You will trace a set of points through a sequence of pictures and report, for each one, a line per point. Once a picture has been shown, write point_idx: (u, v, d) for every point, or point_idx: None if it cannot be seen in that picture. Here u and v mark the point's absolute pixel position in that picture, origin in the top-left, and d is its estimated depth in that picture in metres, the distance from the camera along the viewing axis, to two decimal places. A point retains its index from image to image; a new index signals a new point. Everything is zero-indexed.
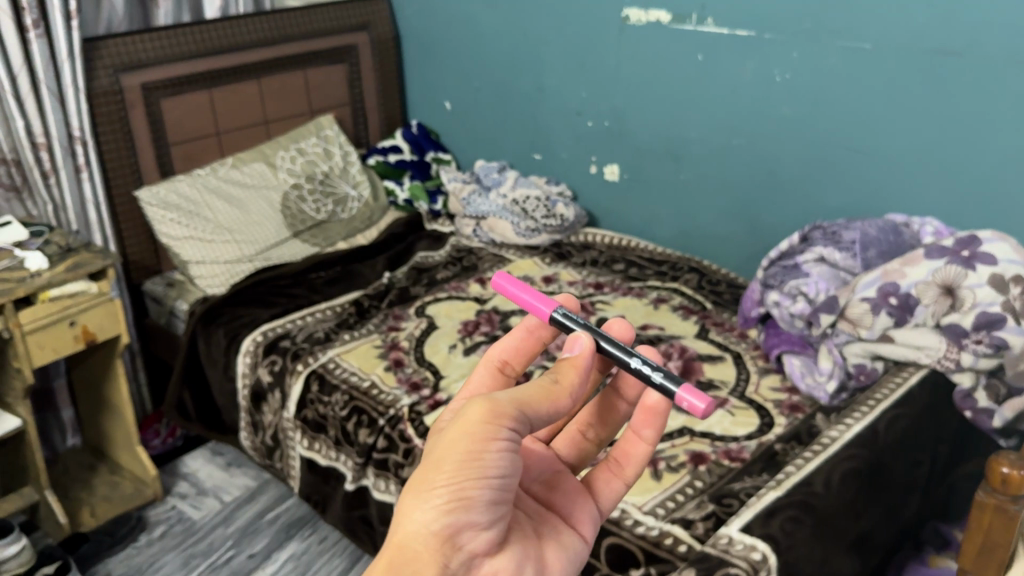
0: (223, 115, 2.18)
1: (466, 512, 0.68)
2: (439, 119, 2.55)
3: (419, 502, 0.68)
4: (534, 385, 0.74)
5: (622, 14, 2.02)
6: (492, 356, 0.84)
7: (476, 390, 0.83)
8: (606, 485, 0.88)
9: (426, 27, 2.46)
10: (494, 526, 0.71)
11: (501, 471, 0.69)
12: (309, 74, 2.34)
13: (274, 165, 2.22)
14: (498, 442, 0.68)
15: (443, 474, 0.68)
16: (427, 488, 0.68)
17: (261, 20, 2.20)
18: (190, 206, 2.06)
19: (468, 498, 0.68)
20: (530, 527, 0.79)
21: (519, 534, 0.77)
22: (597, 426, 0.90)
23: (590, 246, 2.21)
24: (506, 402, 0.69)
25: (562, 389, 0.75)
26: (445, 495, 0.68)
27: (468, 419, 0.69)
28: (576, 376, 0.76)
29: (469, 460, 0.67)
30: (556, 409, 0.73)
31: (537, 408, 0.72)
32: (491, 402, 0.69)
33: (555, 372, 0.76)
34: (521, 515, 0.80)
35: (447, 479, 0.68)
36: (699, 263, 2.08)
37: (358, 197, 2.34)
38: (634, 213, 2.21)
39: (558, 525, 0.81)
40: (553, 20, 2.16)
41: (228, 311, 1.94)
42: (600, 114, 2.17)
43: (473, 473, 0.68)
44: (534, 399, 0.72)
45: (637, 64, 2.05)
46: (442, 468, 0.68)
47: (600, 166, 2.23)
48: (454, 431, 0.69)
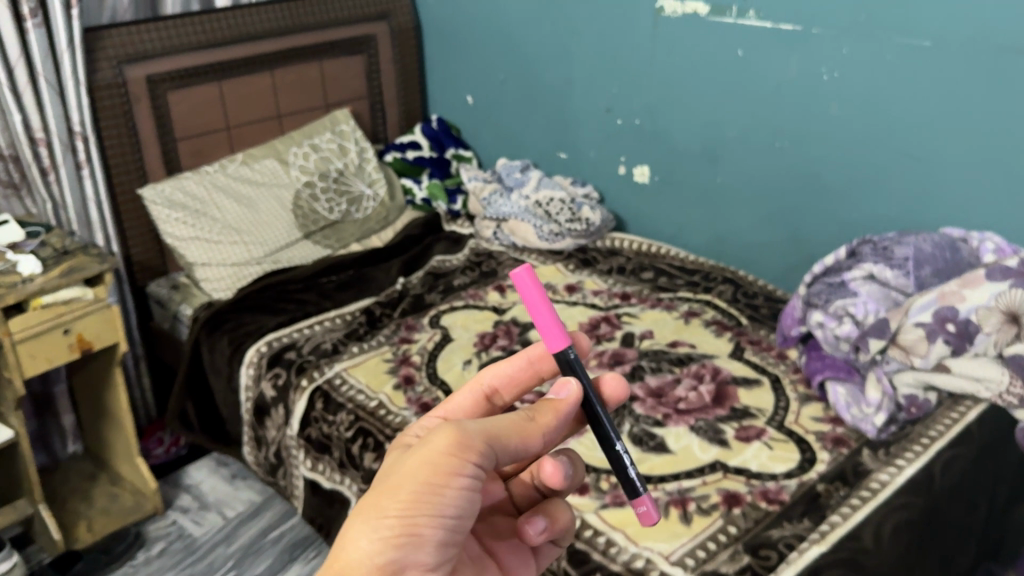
0: (234, 109, 2.07)
1: (416, 548, 0.66)
2: (460, 113, 2.43)
3: (367, 528, 0.65)
4: (505, 419, 0.72)
5: (656, 5, 1.89)
6: (482, 380, 0.83)
7: (455, 411, 0.83)
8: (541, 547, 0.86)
9: (448, 17, 2.33)
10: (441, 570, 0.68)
11: (458, 511, 0.67)
12: (325, 66, 2.22)
13: (286, 162, 2.11)
14: (460, 479, 0.67)
15: (398, 500, 0.66)
16: (378, 514, 0.66)
17: (274, 8, 2.08)
18: (198, 205, 1.96)
19: (420, 534, 0.66)
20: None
21: None
22: None
23: (617, 251, 2.08)
24: (475, 435, 0.69)
25: (536, 428, 0.73)
26: (394, 527, 0.65)
27: (432, 448, 0.67)
28: (555, 418, 0.74)
29: (426, 492, 0.66)
30: (523, 449, 0.71)
31: (508, 442, 0.70)
32: (459, 432, 0.69)
33: (532, 410, 0.74)
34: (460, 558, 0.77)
35: (402, 508, 0.65)
36: (735, 273, 1.94)
37: (373, 196, 2.23)
38: (663, 217, 2.08)
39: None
40: (583, 11, 2.02)
41: (233, 317, 1.83)
42: (630, 111, 2.04)
43: (431, 507, 0.66)
44: (504, 433, 0.71)
45: (672, 60, 1.91)
46: (398, 494, 0.66)
47: (629, 166, 2.09)
48: (417, 458, 0.67)
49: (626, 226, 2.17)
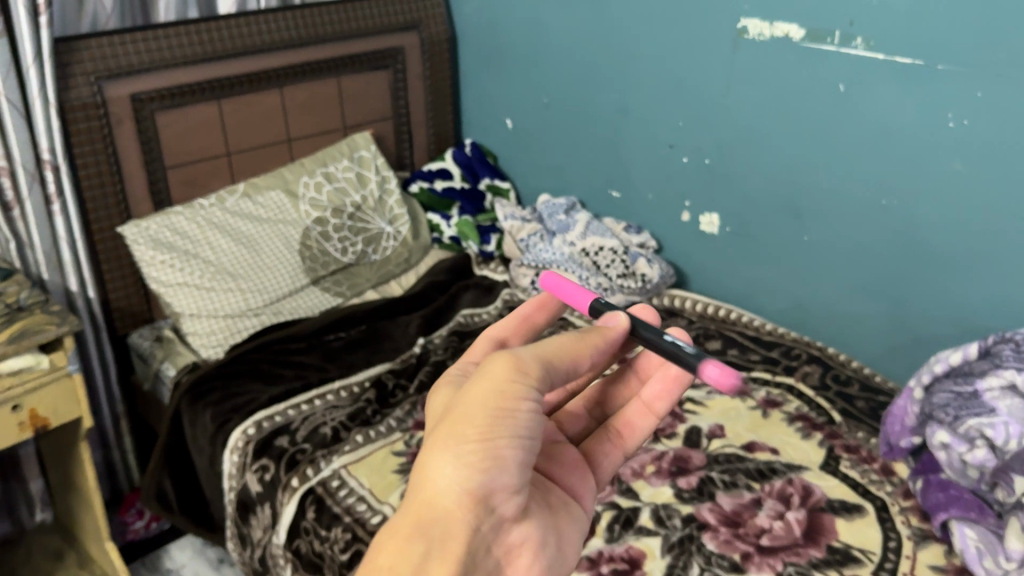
0: (235, 131, 1.79)
1: (500, 474, 0.66)
2: (497, 139, 2.12)
3: (449, 461, 0.65)
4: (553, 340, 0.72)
5: (737, 25, 1.56)
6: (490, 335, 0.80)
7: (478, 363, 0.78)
8: (605, 459, 0.84)
9: (487, 28, 2.02)
10: (522, 492, 0.69)
11: (532, 432, 0.67)
12: (344, 83, 1.93)
13: (295, 194, 1.83)
14: (527, 402, 0.67)
15: (473, 429, 0.65)
16: (454, 447, 0.65)
17: (284, 17, 1.79)
18: (190, 245, 1.68)
19: (501, 458, 0.66)
20: (541, 497, 0.76)
21: (538, 504, 0.74)
22: (605, 405, 0.90)
23: (677, 313, 1.75)
24: (532, 360, 0.68)
25: (583, 346, 0.73)
26: (477, 455, 0.65)
27: (494, 376, 0.67)
28: (605, 340, 0.75)
29: (501, 417, 0.66)
30: (574, 367, 0.72)
31: (561, 363, 0.70)
32: (516, 359, 0.68)
33: (584, 332, 0.74)
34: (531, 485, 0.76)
35: (479, 436, 0.65)
36: (821, 350, 1.61)
37: (394, 234, 1.93)
38: (732, 273, 1.75)
39: (560, 497, 0.78)
40: (645, 28, 1.70)
41: (220, 386, 1.55)
42: (697, 149, 1.71)
43: (507, 432, 0.66)
44: (556, 355, 0.70)
45: (754, 91, 1.59)
46: (472, 424, 0.65)
47: (694, 214, 1.76)
48: (483, 389, 0.67)
49: (687, 280, 1.84)
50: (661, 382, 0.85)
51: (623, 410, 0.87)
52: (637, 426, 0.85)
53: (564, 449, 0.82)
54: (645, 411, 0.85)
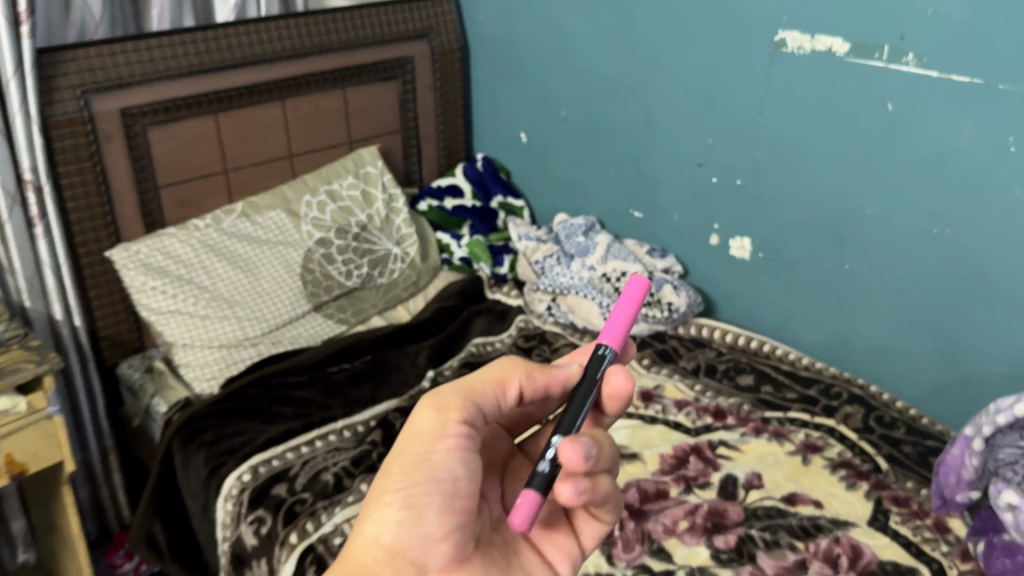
0: (233, 147, 1.67)
1: (417, 522, 0.73)
2: (511, 154, 2.00)
3: (372, 513, 0.73)
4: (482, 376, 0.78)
5: (775, 37, 1.44)
6: None
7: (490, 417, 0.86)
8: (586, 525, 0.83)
9: (501, 37, 1.90)
10: (452, 539, 0.74)
11: (451, 472, 0.74)
12: (350, 96, 1.81)
13: (296, 214, 1.71)
14: (445, 441, 0.74)
15: (394, 478, 0.73)
16: (379, 499, 0.74)
17: (287, 25, 1.68)
18: (184, 269, 1.57)
19: (418, 506, 0.73)
20: (500, 552, 0.78)
21: (485, 555, 0.77)
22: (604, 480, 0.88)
23: (705, 344, 1.64)
24: (452, 394, 0.75)
25: (512, 376, 0.77)
26: (394, 504, 0.73)
27: (418, 421, 0.75)
28: (544, 380, 0.78)
29: (417, 462, 0.73)
30: (503, 398, 0.77)
31: (484, 394, 0.76)
32: (436, 397, 0.75)
33: (523, 365, 0.79)
34: (492, 537, 0.79)
35: (398, 483, 0.73)
36: (862, 387, 1.49)
37: (402, 256, 1.82)
38: (763, 301, 1.63)
39: (527, 556, 0.80)
40: (673, 40, 1.58)
41: (214, 424, 1.43)
42: (728, 169, 1.59)
43: (422, 475, 0.73)
44: (480, 387, 0.76)
45: (791, 109, 1.47)
46: (390, 473, 0.74)
47: (723, 237, 1.64)
48: (406, 438, 0.75)
49: (714, 307, 1.72)
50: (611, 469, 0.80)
51: None
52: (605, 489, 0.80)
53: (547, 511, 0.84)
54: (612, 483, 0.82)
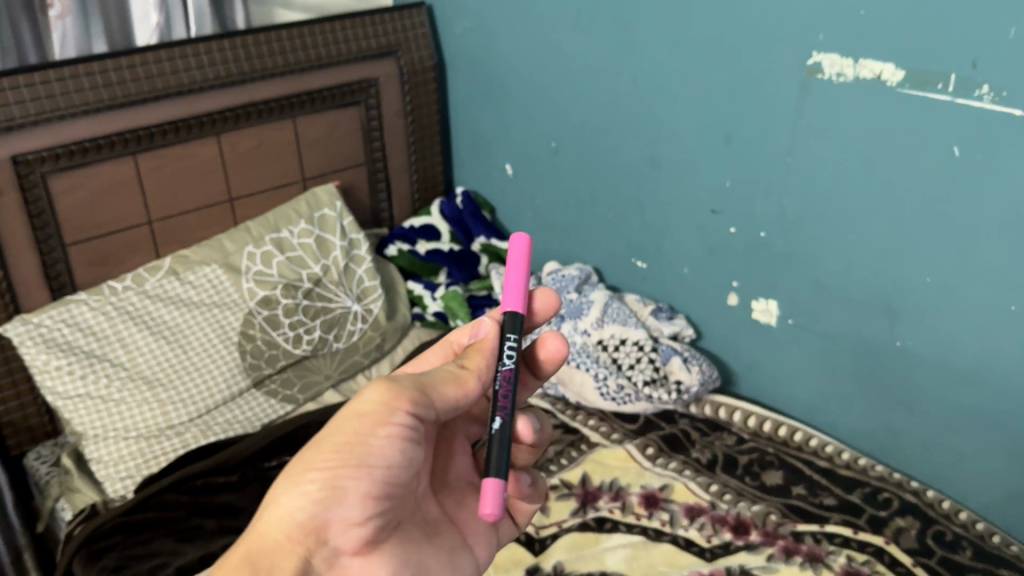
0: (159, 193, 1.41)
1: (339, 504, 0.67)
2: (495, 188, 1.73)
3: (290, 487, 0.67)
4: (442, 370, 0.71)
5: (809, 61, 1.16)
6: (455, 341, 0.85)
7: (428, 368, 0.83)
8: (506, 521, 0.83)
9: (482, 54, 1.62)
10: (370, 527, 0.69)
11: (386, 460, 0.67)
12: (302, 126, 1.55)
13: (236, 269, 1.45)
14: (387, 427, 0.67)
15: (323, 453, 0.67)
16: (301, 471, 0.67)
17: (223, 47, 1.40)
18: (96, 343, 1.32)
19: (342, 487, 0.67)
20: (422, 533, 0.75)
21: (407, 535, 0.73)
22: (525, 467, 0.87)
23: (724, 427, 1.35)
24: (408, 384, 0.68)
25: (472, 372, 0.71)
26: (317, 481, 0.66)
27: (363, 398, 0.67)
28: (485, 359, 0.73)
29: (353, 443, 0.67)
30: (463, 396, 0.71)
31: (442, 391, 0.69)
32: (390, 382, 0.68)
33: (464, 357, 0.73)
34: (415, 517, 0.75)
35: (326, 460, 0.67)
36: (919, 493, 1.21)
37: (363, 314, 1.55)
38: (792, 376, 1.35)
39: (450, 539, 0.77)
40: (682, 61, 1.30)
41: (121, 542, 1.16)
42: (749, 217, 1.31)
43: (354, 457, 0.67)
44: (439, 382, 0.70)
45: (829, 148, 1.18)
46: (322, 448, 0.67)
47: (743, 298, 1.36)
48: (344, 416, 0.68)
49: (733, 377, 1.44)
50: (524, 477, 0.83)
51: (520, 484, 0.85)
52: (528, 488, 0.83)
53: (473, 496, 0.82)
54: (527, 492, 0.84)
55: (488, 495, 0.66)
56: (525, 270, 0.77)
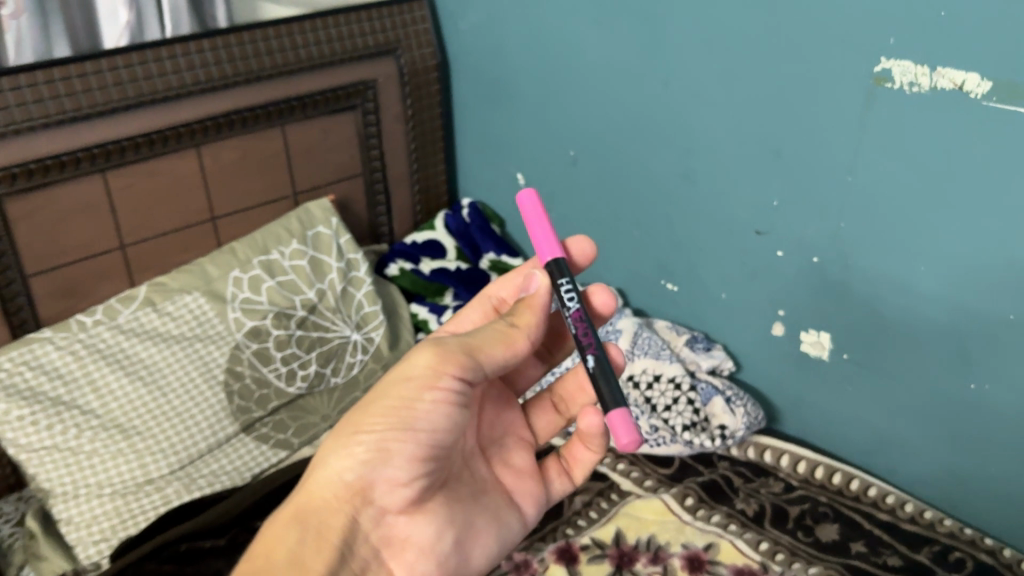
0: (132, 214, 1.25)
1: (384, 466, 0.70)
2: (505, 199, 1.58)
3: (339, 448, 0.71)
4: (493, 329, 0.73)
5: (876, 68, 1.01)
6: (492, 294, 0.87)
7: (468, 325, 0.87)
8: (556, 478, 0.86)
9: (490, 52, 1.46)
10: (414, 487, 0.72)
11: (431, 424, 0.70)
12: (293, 134, 1.39)
13: (220, 296, 1.30)
14: (434, 392, 0.70)
15: (372, 417, 0.70)
16: (351, 434, 0.71)
17: (199, 48, 1.24)
18: (63, 388, 1.17)
19: (390, 450, 0.70)
20: (468, 491, 0.79)
21: (452, 493, 0.77)
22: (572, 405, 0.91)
23: (771, 472, 1.22)
24: (455, 347, 0.70)
25: (522, 332, 0.73)
26: (367, 444, 0.70)
27: (412, 363, 0.70)
28: (534, 315, 0.75)
29: (400, 407, 0.69)
30: (512, 356, 0.72)
31: (491, 353, 0.71)
32: (438, 346, 0.70)
33: (514, 314, 0.74)
34: (461, 474, 0.79)
35: (375, 424, 0.70)
36: (996, 552, 1.08)
37: (363, 344, 1.40)
38: (844, 414, 1.21)
39: (496, 497, 0.81)
40: (723, 64, 1.15)
41: None
42: (799, 241, 1.16)
43: (401, 420, 0.69)
44: (487, 344, 0.71)
45: (897, 167, 1.04)
46: (372, 413, 0.70)
47: (790, 330, 1.22)
48: (392, 380, 0.70)
49: (776, 412, 1.30)
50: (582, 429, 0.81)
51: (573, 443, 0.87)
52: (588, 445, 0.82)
53: (516, 454, 0.85)
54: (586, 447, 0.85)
55: (616, 420, 0.69)
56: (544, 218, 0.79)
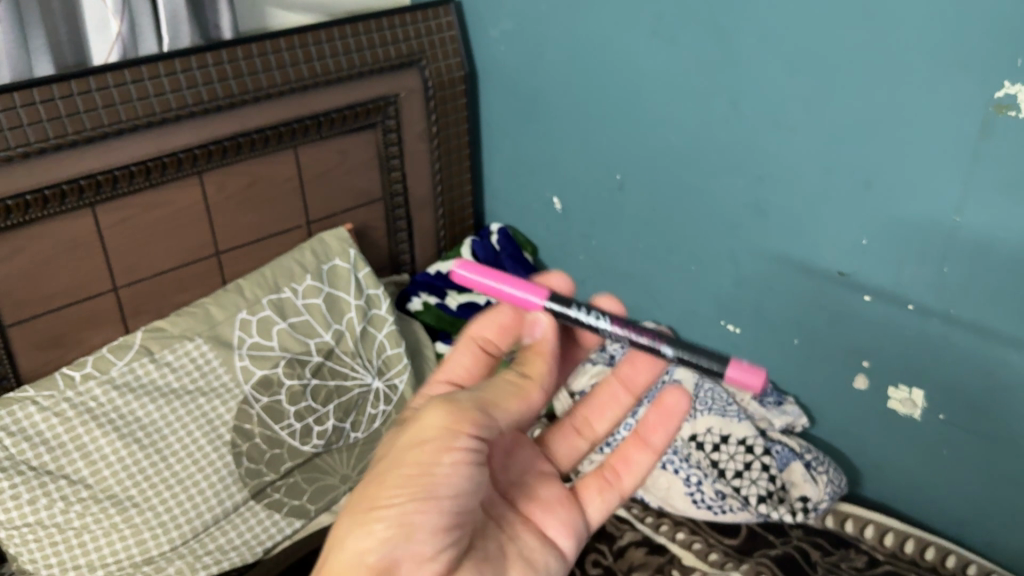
0: (125, 252, 1.10)
1: (409, 541, 0.56)
2: (540, 224, 1.43)
3: (355, 527, 0.56)
4: (501, 378, 0.61)
5: (997, 93, 0.85)
6: (475, 335, 0.67)
7: (454, 376, 0.67)
8: (598, 498, 0.74)
9: (525, 62, 1.32)
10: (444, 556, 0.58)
11: (455, 490, 0.56)
12: (305, 157, 1.25)
13: (226, 343, 1.15)
14: (453, 455, 0.56)
15: (389, 486, 0.56)
16: (367, 509, 0.56)
17: (200, 64, 1.08)
18: (48, 456, 1.01)
19: (414, 524, 0.56)
20: (496, 544, 0.65)
21: (480, 553, 0.63)
22: (594, 421, 0.78)
23: (852, 543, 1.06)
24: (468, 400, 0.58)
25: (534, 379, 0.61)
26: (388, 518, 0.55)
27: (422, 422, 0.56)
28: (544, 362, 0.63)
29: (416, 472, 0.56)
30: (530, 407, 0.61)
31: (507, 406, 0.59)
32: (449, 401, 0.57)
33: (520, 361, 0.63)
34: (488, 522, 0.66)
35: (393, 494, 0.56)
36: None
37: (386, 393, 1.25)
38: (938, 477, 1.08)
39: (529, 539, 0.68)
40: (804, 85, 1.00)
41: None
42: (890, 286, 1.02)
43: (421, 489, 0.56)
44: (502, 395, 0.59)
45: (1017, 208, 0.88)
46: (387, 483, 0.56)
47: (875, 383, 1.08)
48: (402, 444, 0.57)
49: (854, 471, 1.16)
50: (657, 410, 0.74)
51: (618, 447, 0.77)
52: (656, 427, 0.74)
53: (545, 488, 0.71)
54: (641, 446, 0.75)
55: (736, 375, 0.61)
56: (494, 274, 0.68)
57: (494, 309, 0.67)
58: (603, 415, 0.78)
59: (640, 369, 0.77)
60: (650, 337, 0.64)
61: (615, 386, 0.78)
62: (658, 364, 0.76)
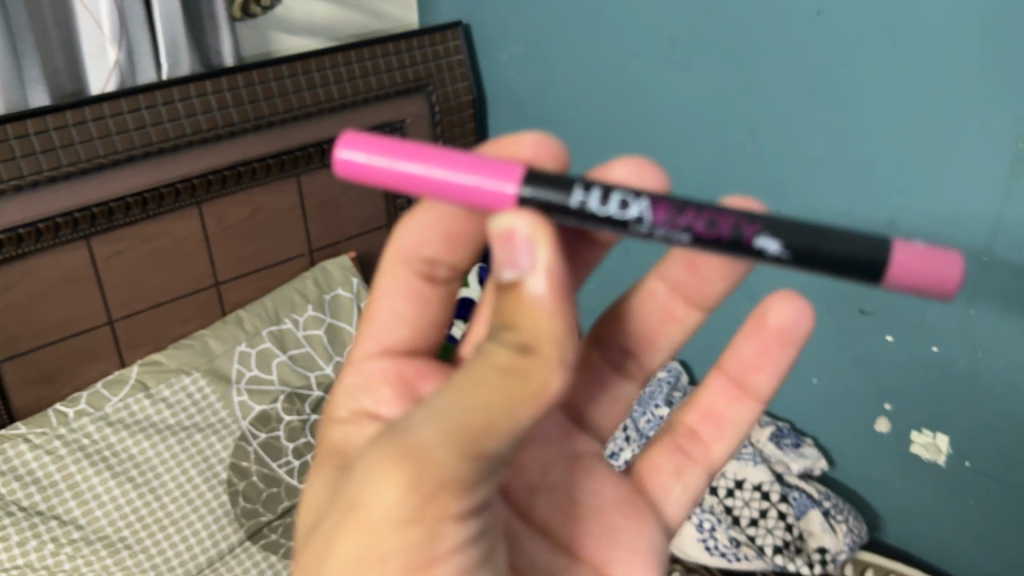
0: (122, 284, 1.08)
1: None
2: None
3: None
4: (477, 387, 0.40)
5: None
6: (405, 255, 0.57)
7: (392, 327, 0.59)
8: (678, 478, 0.63)
9: (535, 86, 1.28)
10: None
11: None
12: (308, 185, 1.23)
13: (225, 377, 1.13)
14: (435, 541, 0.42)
15: None
16: None
17: (202, 90, 1.05)
18: (39, 496, 0.97)
19: None
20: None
21: None
22: (643, 357, 0.64)
23: None
24: (434, 471, 0.40)
25: (537, 373, 0.40)
26: None
27: (382, 515, 0.41)
28: (553, 312, 0.40)
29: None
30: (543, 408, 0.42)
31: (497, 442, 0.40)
32: (405, 467, 0.40)
33: (516, 336, 0.41)
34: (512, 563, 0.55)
35: None
36: None
37: None
38: (965, 527, 1.02)
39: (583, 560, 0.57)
40: (824, 115, 0.96)
41: None
42: (913, 327, 0.97)
43: None
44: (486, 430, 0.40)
45: None
46: None
47: (896, 426, 1.04)
48: (362, 545, 0.42)
49: (873, 515, 1.12)
50: (755, 342, 0.61)
51: (701, 397, 0.65)
52: (752, 369, 0.62)
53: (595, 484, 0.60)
54: (736, 399, 0.64)
55: (901, 264, 0.42)
56: (414, 152, 0.45)
57: (425, 213, 0.55)
58: (660, 347, 0.63)
59: (704, 277, 0.60)
60: (733, 224, 0.43)
61: (663, 299, 0.62)
62: (737, 268, 0.59)
